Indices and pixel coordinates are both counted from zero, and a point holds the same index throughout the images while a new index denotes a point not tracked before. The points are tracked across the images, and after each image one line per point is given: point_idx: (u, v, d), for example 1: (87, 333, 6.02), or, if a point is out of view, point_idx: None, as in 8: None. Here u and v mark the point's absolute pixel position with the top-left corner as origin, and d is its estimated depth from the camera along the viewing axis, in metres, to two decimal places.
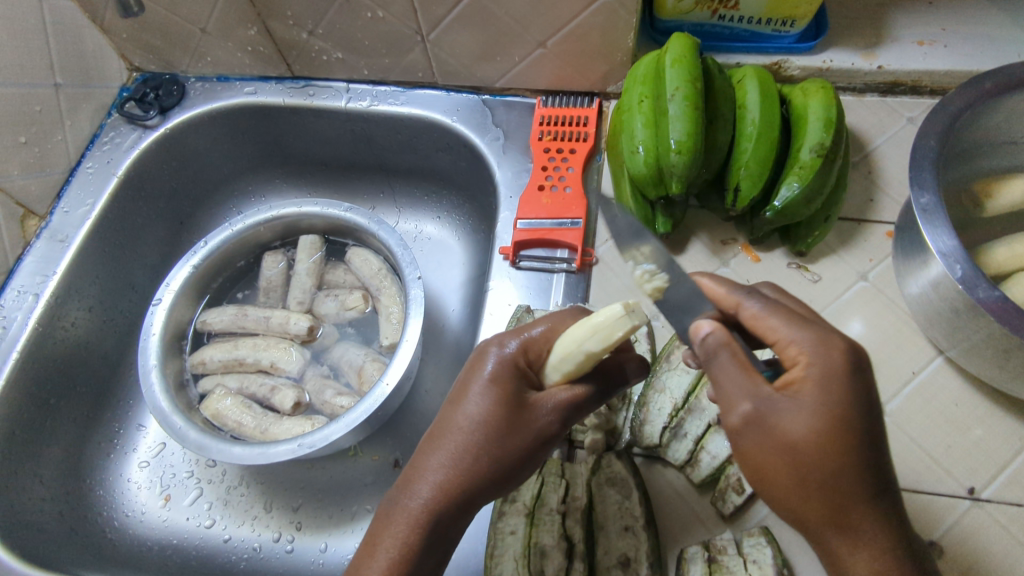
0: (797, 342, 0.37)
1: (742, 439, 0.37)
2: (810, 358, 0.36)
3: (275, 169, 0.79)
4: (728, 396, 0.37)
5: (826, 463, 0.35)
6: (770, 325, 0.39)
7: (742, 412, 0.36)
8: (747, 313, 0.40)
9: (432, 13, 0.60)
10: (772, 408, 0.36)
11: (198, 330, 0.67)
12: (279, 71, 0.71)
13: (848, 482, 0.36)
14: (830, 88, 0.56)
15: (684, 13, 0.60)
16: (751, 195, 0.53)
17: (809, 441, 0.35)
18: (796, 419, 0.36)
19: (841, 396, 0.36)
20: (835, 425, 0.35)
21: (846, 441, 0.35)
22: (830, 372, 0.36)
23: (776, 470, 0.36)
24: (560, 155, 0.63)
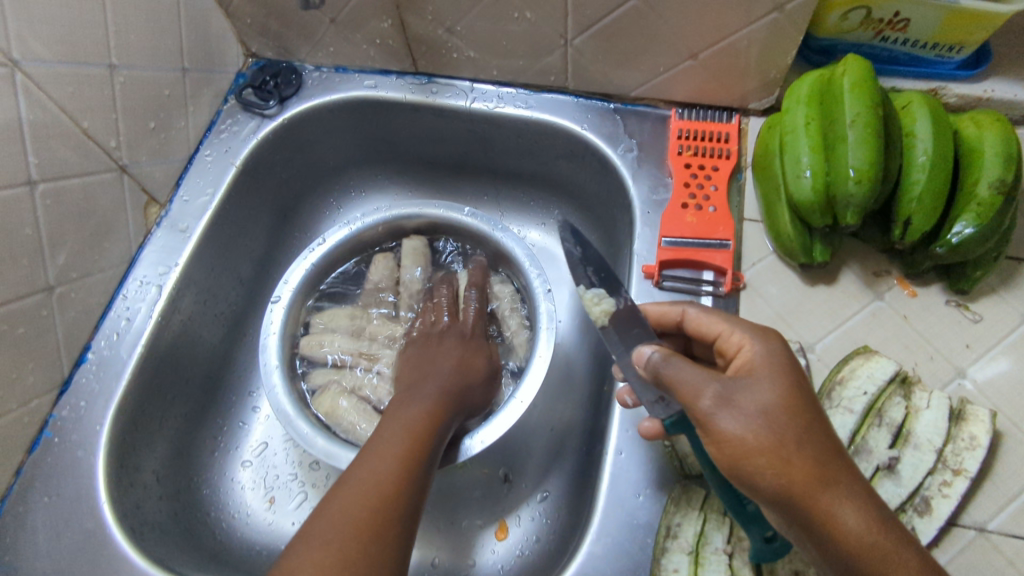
0: (738, 332, 0.44)
1: (721, 420, 0.39)
2: (750, 338, 0.43)
3: (380, 166, 0.76)
4: (695, 383, 0.40)
5: (800, 423, 0.39)
6: (710, 321, 0.47)
7: (710, 396, 0.39)
8: (690, 317, 0.49)
9: (584, 17, 0.58)
10: (735, 382, 0.40)
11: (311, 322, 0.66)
12: (402, 66, 0.69)
13: (820, 440, 0.39)
14: (1005, 121, 0.54)
15: (845, 32, 0.58)
16: (923, 229, 0.51)
17: (776, 403, 0.39)
18: (752, 391, 0.40)
19: (785, 365, 0.41)
20: (790, 389, 0.40)
21: (808, 402, 0.40)
22: (766, 352, 0.42)
23: (762, 437, 0.38)
24: (703, 173, 0.61)
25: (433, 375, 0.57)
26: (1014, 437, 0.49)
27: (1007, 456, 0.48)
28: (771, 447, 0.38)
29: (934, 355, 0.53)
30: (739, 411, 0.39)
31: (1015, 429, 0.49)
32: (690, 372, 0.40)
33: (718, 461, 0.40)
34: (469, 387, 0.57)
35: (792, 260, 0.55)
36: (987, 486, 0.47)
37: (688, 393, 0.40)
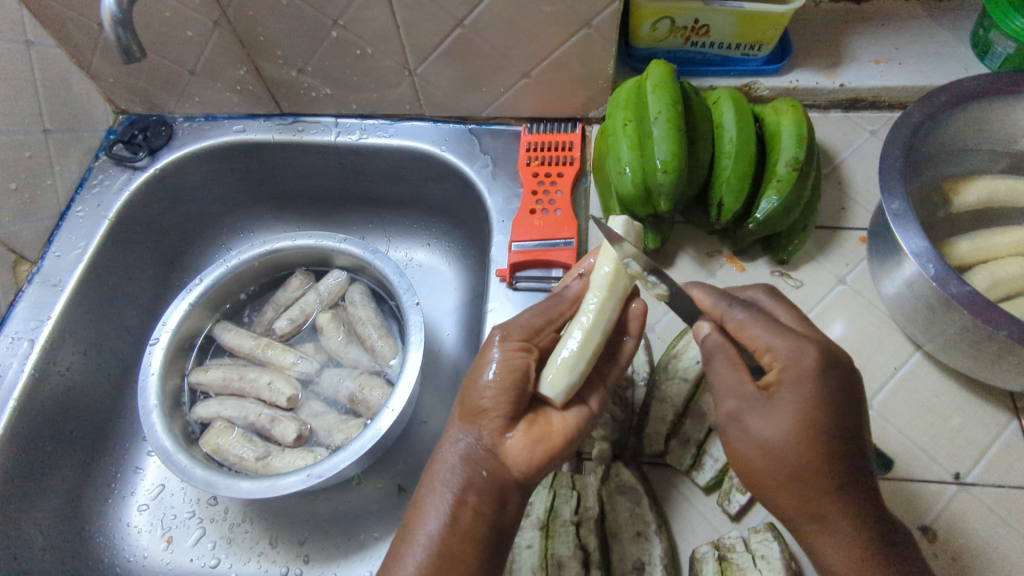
0: (776, 349, 0.41)
1: (729, 434, 0.42)
2: (782, 363, 0.40)
3: (263, 206, 0.79)
4: (719, 392, 0.43)
5: (802, 458, 0.39)
6: (752, 333, 0.42)
7: (727, 408, 0.42)
8: (732, 322, 0.43)
9: (419, 49, 0.63)
10: (755, 403, 0.41)
11: (208, 337, 0.69)
12: (267, 109, 0.72)
13: (813, 480, 0.40)
14: (799, 107, 0.60)
15: (659, 41, 0.64)
16: (734, 209, 0.56)
17: (781, 436, 0.40)
18: (762, 420, 0.40)
19: (819, 398, 0.39)
20: (800, 424, 0.39)
21: (816, 437, 0.39)
22: (803, 376, 0.39)
23: (757, 464, 0.41)
24: (548, 179, 0.66)
25: (469, 397, 0.46)
26: None
27: None
28: (770, 478, 0.41)
29: None
30: (747, 435, 0.41)
31: None
32: (721, 377, 0.43)
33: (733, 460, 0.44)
34: (505, 440, 0.45)
35: None
36: None
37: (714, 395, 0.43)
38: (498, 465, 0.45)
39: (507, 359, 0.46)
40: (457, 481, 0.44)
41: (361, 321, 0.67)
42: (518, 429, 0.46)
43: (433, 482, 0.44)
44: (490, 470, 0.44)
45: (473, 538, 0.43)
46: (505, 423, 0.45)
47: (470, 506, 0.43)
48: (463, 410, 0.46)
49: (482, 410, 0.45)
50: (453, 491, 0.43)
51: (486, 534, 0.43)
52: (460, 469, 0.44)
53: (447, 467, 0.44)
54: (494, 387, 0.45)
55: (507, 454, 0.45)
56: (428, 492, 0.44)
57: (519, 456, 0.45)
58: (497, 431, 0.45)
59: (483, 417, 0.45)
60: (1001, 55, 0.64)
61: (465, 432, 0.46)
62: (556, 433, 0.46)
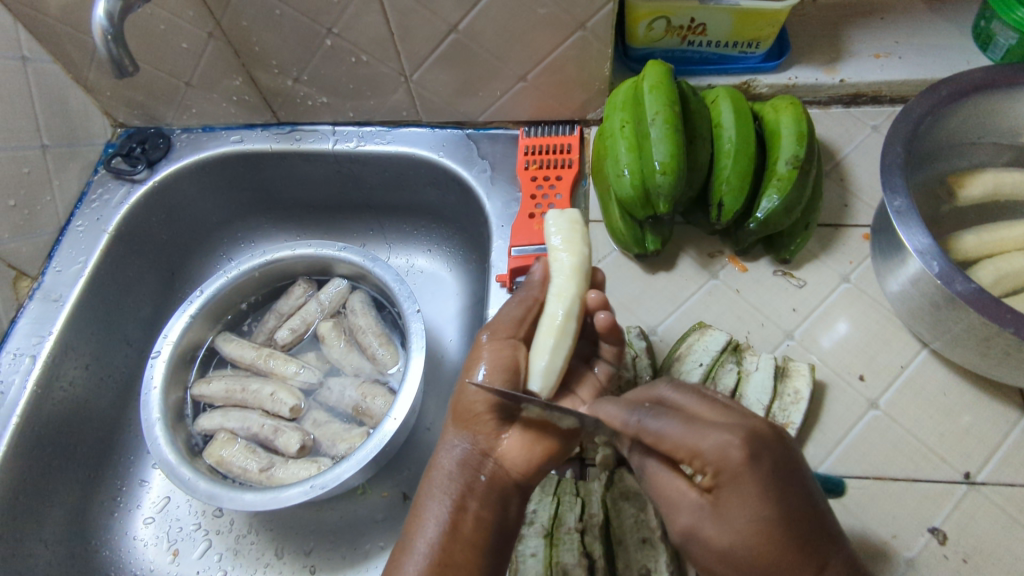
0: (703, 451, 0.37)
1: (692, 548, 0.40)
2: (720, 465, 0.37)
3: (264, 215, 0.79)
4: (670, 506, 0.41)
5: (767, 561, 0.37)
6: (670, 442, 0.38)
7: (682, 524, 0.40)
8: (649, 433, 0.39)
9: (414, 55, 0.62)
10: (705, 514, 0.39)
11: (211, 348, 0.69)
12: (264, 118, 0.72)
13: (795, 566, 0.37)
14: (799, 104, 0.59)
15: (656, 41, 0.64)
16: (735, 209, 0.55)
17: (738, 545, 0.37)
18: (715, 529, 0.38)
19: (761, 490, 0.37)
20: (755, 524, 0.37)
21: (774, 534, 0.37)
22: (736, 475, 0.37)
23: (727, 573, 0.39)
24: (547, 183, 0.66)
25: (462, 400, 0.47)
26: (837, 386, 0.53)
27: (831, 405, 0.53)
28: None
29: (764, 322, 0.57)
30: (706, 548, 0.39)
31: (837, 378, 0.54)
32: (667, 489, 0.41)
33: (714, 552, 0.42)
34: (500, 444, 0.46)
35: (629, 251, 0.60)
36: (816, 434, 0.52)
37: (668, 509, 0.41)
38: (496, 468, 0.46)
39: (494, 355, 0.46)
40: (453, 488, 0.44)
41: (362, 329, 0.67)
42: (514, 430, 0.46)
43: (432, 489, 0.45)
44: (488, 475, 0.45)
45: (476, 543, 0.43)
46: (500, 424, 0.46)
47: (472, 510, 0.44)
48: (457, 414, 0.47)
49: (475, 411, 0.46)
50: (451, 498, 0.44)
51: (489, 538, 0.43)
52: (457, 473, 0.45)
53: (444, 474, 0.45)
54: (485, 392, 0.45)
55: (504, 458, 0.46)
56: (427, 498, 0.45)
57: (516, 457, 0.46)
58: (492, 434, 0.46)
59: (478, 421, 0.46)
60: (1003, 46, 0.63)
61: (460, 437, 0.47)
62: (551, 433, 0.45)
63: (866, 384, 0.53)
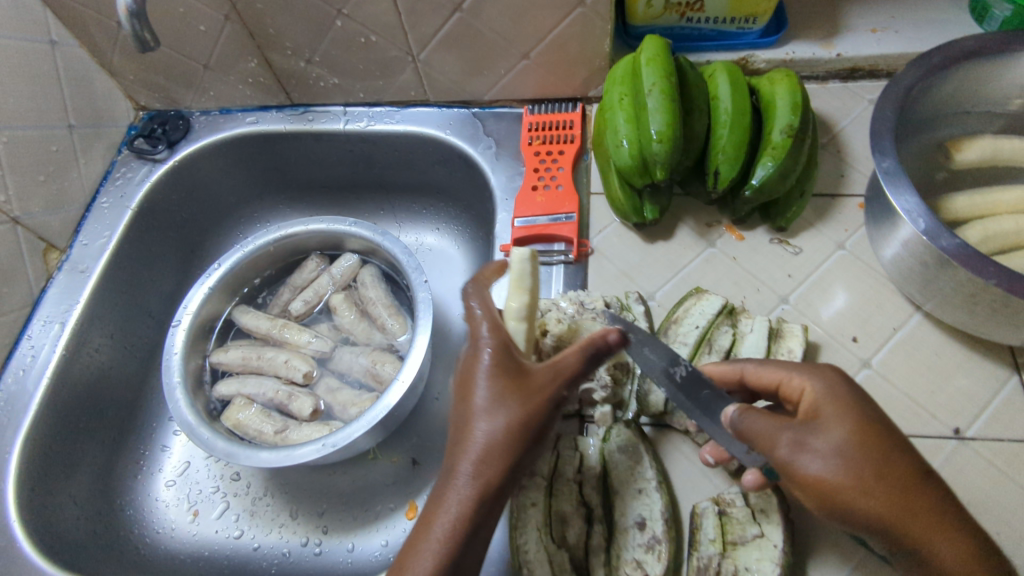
0: (797, 375, 0.43)
1: (809, 469, 0.38)
2: (811, 380, 0.42)
3: (279, 196, 0.82)
4: (769, 434, 0.39)
5: (877, 457, 0.38)
6: (770, 370, 0.45)
7: (788, 444, 0.39)
8: (750, 372, 0.46)
9: (420, 35, 0.65)
10: (809, 427, 0.39)
11: (229, 320, 0.72)
12: (279, 100, 0.75)
13: (900, 469, 0.38)
14: (794, 77, 0.61)
15: (655, 18, 0.65)
16: (731, 176, 0.57)
17: (851, 439, 0.39)
18: (825, 432, 0.39)
19: (849, 395, 0.41)
20: (857, 423, 0.39)
21: (878, 431, 0.39)
22: (832, 384, 0.41)
23: (850, 482, 0.37)
24: (550, 157, 0.67)
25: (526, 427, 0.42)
26: (831, 347, 0.55)
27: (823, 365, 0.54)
28: (858, 485, 0.37)
29: (760, 287, 0.59)
30: (821, 458, 0.38)
31: (830, 340, 0.55)
32: (763, 421, 0.40)
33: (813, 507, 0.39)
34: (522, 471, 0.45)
35: (628, 221, 0.62)
36: None
37: (764, 442, 0.39)
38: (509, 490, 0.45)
39: (529, 403, 0.43)
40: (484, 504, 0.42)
41: (372, 301, 0.69)
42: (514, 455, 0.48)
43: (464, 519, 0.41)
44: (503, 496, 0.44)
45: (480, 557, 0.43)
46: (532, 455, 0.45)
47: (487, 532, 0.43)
48: (476, 462, 0.42)
49: (503, 471, 0.42)
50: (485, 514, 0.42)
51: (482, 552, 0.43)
52: (476, 521, 0.41)
53: (484, 493, 0.41)
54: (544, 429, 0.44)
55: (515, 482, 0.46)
56: (449, 542, 0.40)
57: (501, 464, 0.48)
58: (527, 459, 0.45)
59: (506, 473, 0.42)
60: (998, 18, 0.64)
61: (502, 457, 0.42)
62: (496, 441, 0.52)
63: (859, 345, 0.55)
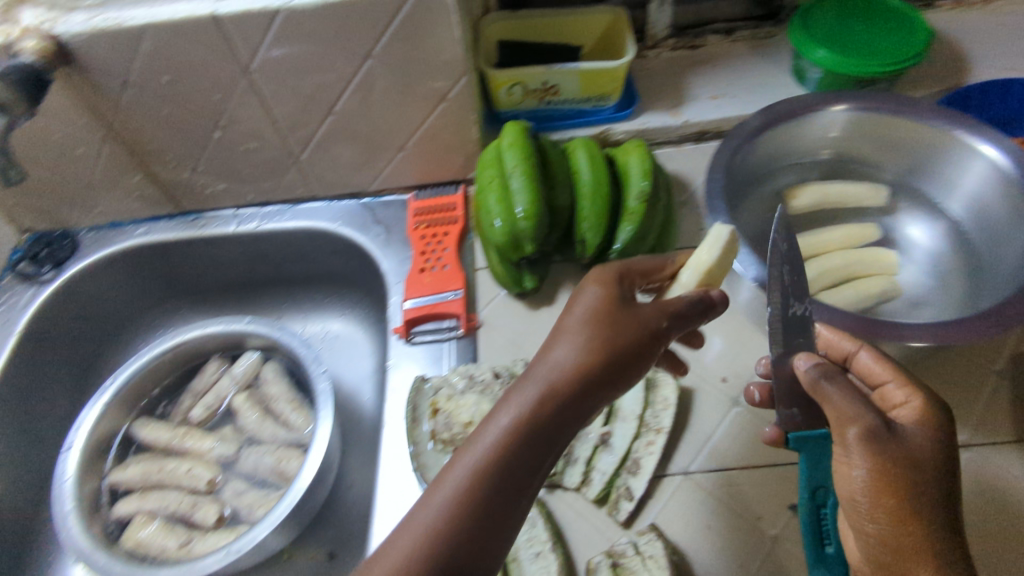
0: (901, 392, 0.44)
1: (858, 454, 0.40)
2: (919, 396, 0.43)
3: (176, 302, 0.82)
4: (854, 410, 0.41)
5: (924, 483, 0.40)
6: (885, 373, 0.46)
7: (855, 428, 0.40)
8: (862, 362, 0.47)
9: (299, 138, 0.68)
10: (880, 428, 0.41)
11: (127, 436, 0.70)
12: (168, 209, 0.77)
13: (932, 506, 0.40)
14: (644, 146, 0.67)
15: (518, 103, 0.72)
16: (596, 242, 0.62)
17: (912, 455, 0.40)
18: (892, 438, 0.40)
19: (936, 430, 0.42)
20: (922, 447, 0.41)
21: (935, 466, 0.40)
22: (938, 416, 0.42)
23: (884, 484, 0.39)
24: (435, 239, 0.71)
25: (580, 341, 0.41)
26: (704, 389, 0.59)
27: (699, 407, 0.58)
28: (895, 491, 0.39)
29: None
30: (875, 450, 0.40)
31: (703, 383, 0.59)
32: (849, 397, 0.41)
33: (842, 486, 0.42)
34: (586, 403, 0.41)
35: (511, 291, 0.65)
36: (686, 436, 0.56)
37: (834, 411, 0.41)
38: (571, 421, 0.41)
39: (611, 323, 0.42)
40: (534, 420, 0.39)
41: (275, 397, 0.70)
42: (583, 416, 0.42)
43: (512, 436, 0.39)
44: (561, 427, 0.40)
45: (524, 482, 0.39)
46: (593, 386, 0.41)
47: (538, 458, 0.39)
48: (501, 437, 0.39)
49: (561, 389, 0.40)
50: (529, 430, 0.39)
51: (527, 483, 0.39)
52: (492, 496, 0.38)
53: (531, 404, 0.40)
54: (609, 343, 0.41)
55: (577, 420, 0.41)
56: (477, 473, 0.38)
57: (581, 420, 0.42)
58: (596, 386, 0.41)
59: (533, 450, 0.39)
60: (814, 79, 0.73)
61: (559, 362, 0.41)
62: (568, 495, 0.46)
63: (729, 385, 0.59)
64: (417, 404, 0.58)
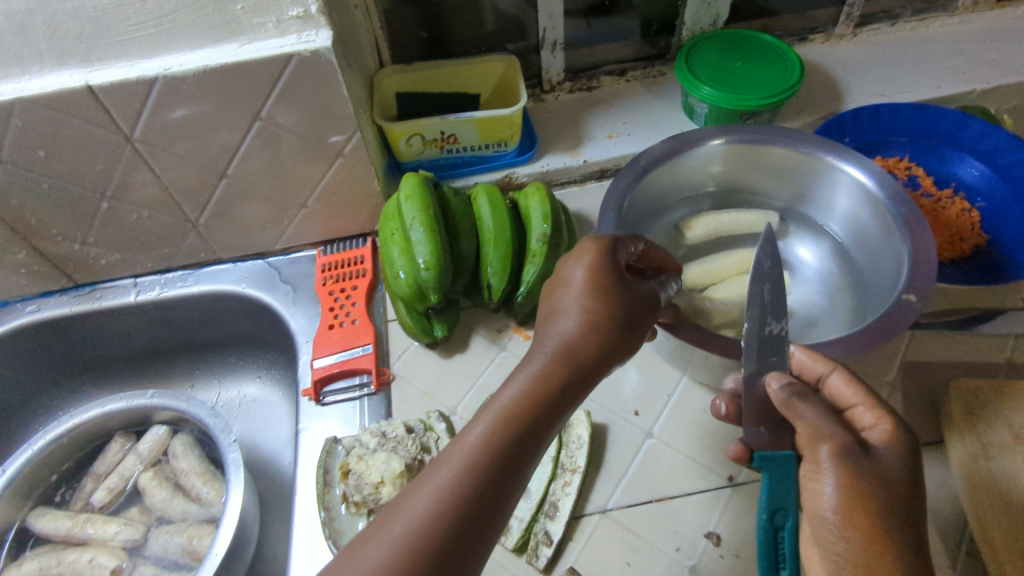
0: (867, 415, 0.44)
1: (831, 475, 0.40)
2: (885, 417, 0.43)
3: (76, 380, 0.78)
4: (826, 431, 0.41)
5: (896, 505, 0.39)
6: (853, 395, 0.45)
7: (828, 448, 0.41)
8: (832, 383, 0.47)
9: (194, 203, 0.67)
10: (852, 448, 0.41)
11: (23, 529, 0.65)
12: (61, 283, 0.73)
13: (905, 531, 0.39)
14: (544, 188, 0.69)
15: (418, 154, 0.72)
16: (502, 286, 0.63)
17: (887, 476, 0.40)
18: (866, 460, 0.40)
19: (907, 453, 0.41)
20: (896, 469, 0.40)
21: (907, 491, 0.40)
22: (906, 438, 0.42)
23: (857, 508, 0.39)
24: (344, 295, 0.70)
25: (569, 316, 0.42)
26: (617, 424, 0.59)
27: (612, 442, 0.58)
28: (869, 515, 0.39)
29: None
30: (851, 470, 0.40)
31: (616, 418, 0.60)
32: (819, 417, 0.42)
33: (816, 514, 0.41)
34: (584, 378, 0.41)
35: (421, 341, 0.65)
36: (602, 473, 0.56)
37: (806, 429, 0.42)
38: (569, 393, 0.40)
39: (601, 298, 0.43)
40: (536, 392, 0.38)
41: (184, 472, 0.67)
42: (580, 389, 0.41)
43: (511, 410, 0.37)
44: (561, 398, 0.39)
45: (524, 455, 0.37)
46: (585, 358, 0.41)
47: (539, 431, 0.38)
48: (509, 406, 0.38)
49: (555, 364, 0.40)
50: (529, 400, 0.38)
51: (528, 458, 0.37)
52: (483, 489, 0.35)
53: (530, 379, 0.39)
54: (597, 318, 0.42)
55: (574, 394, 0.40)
56: (476, 452, 0.36)
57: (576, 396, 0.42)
58: (590, 355, 0.41)
59: (524, 444, 0.37)
60: (702, 115, 0.77)
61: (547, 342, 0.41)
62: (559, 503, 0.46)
63: (641, 417, 0.60)
64: (329, 467, 0.57)
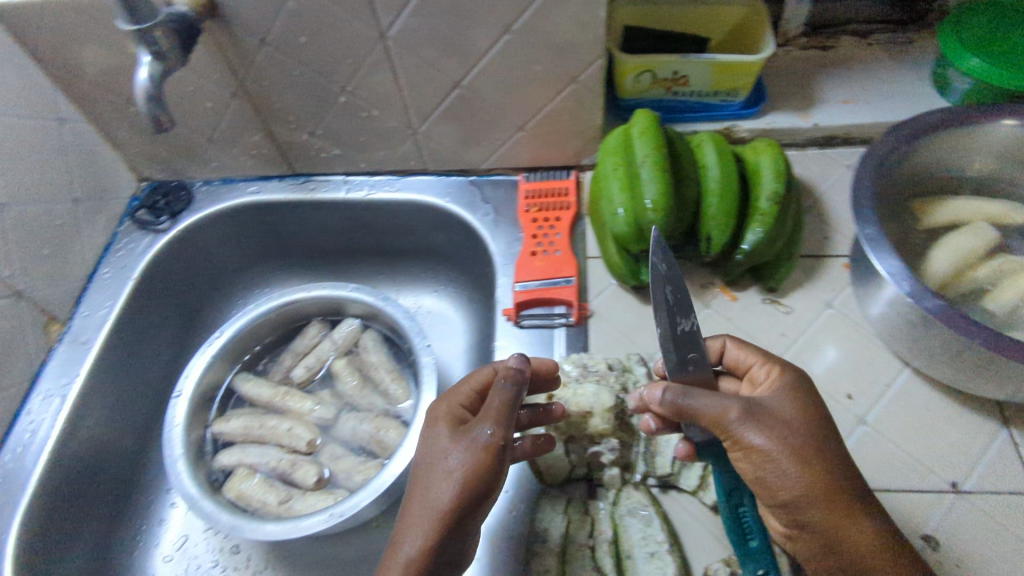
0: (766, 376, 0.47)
1: (753, 430, 0.41)
2: (783, 368, 0.46)
3: (275, 263, 0.84)
4: (722, 402, 0.42)
5: (810, 445, 0.42)
6: (744, 360, 0.49)
7: (737, 409, 0.42)
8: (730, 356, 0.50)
9: (420, 110, 0.68)
10: (749, 404, 0.42)
11: (229, 389, 0.72)
12: (280, 170, 0.77)
13: (841, 470, 0.42)
14: (776, 146, 0.65)
15: (643, 90, 0.70)
16: (723, 241, 0.60)
17: (780, 424, 0.42)
18: (763, 410, 0.42)
19: (803, 400, 0.44)
20: (796, 416, 0.43)
21: (817, 433, 0.42)
22: (798, 391, 0.45)
23: (781, 458, 0.41)
24: (547, 224, 0.70)
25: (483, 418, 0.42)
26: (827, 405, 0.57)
27: None
28: (801, 456, 0.41)
29: None
30: (759, 423, 0.41)
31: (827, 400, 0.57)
32: (711, 399, 0.42)
33: (744, 470, 0.43)
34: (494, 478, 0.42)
35: (625, 283, 0.64)
36: None
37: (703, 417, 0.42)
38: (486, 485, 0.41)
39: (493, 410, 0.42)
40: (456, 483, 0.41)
41: (374, 365, 0.71)
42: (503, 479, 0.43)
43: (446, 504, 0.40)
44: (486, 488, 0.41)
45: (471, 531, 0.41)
46: (488, 458, 0.41)
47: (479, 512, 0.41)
48: (455, 489, 0.41)
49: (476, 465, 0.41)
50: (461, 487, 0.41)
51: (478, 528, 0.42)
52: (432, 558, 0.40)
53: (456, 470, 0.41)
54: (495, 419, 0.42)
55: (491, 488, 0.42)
56: (436, 528, 0.40)
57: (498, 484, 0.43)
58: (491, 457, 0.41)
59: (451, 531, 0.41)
60: (960, 90, 0.69)
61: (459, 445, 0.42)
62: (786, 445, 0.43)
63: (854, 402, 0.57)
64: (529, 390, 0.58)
